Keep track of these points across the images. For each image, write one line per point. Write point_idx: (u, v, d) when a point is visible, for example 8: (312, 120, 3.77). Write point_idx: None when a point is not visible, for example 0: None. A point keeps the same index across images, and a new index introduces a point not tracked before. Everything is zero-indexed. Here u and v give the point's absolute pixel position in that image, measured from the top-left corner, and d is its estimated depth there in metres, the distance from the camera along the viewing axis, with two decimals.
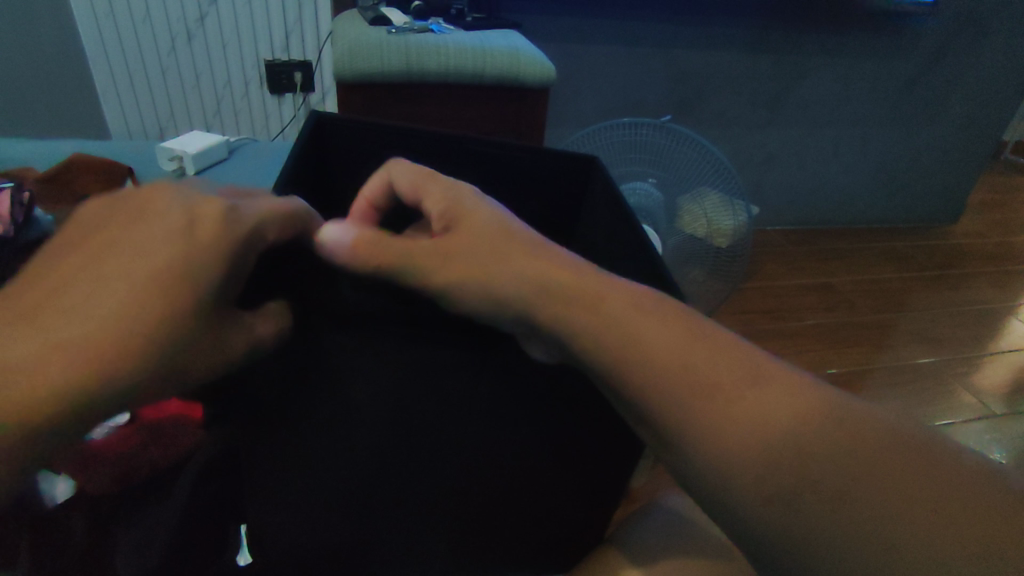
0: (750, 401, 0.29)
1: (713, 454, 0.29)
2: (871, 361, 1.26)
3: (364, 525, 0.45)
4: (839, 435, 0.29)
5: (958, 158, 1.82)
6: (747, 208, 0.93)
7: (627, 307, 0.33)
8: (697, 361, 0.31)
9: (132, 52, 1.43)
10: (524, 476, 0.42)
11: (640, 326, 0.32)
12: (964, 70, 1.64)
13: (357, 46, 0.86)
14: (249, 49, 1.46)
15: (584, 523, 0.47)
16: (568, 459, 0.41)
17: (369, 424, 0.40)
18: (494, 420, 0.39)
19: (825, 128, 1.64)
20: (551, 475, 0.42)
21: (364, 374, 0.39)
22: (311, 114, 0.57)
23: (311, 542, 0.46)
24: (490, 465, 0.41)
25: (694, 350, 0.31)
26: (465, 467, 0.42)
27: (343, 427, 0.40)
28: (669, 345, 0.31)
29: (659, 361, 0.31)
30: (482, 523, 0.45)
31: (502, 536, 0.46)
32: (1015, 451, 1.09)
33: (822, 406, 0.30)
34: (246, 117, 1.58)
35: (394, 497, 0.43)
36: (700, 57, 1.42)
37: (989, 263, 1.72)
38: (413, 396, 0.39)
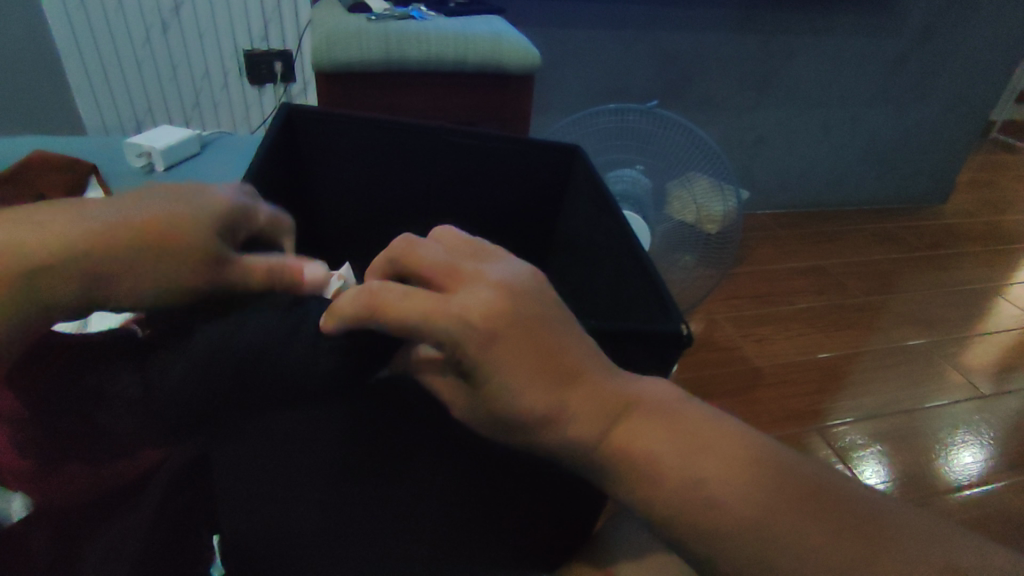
0: (760, 498, 0.31)
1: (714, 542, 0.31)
2: (862, 344, 1.26)
3: (339, 532, 0.45)
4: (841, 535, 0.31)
5: (948, 137, 1.81)
6: (736, 193, 0.91)
7: (647, 402, 0.32)
8: (711, 457, 0.32)
9: (105, 43, 1.39)
10: (501, 483, 0.41)
11: (668, 427, 0.32)
12: (954, 46, 1.62)
13: (335, 34, 0.84)
14: (227, 38, 1.42)
15: (567, 529, 0.46)
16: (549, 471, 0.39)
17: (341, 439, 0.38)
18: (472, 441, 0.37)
19: (814, 110, 1.63)
20: (529, 482, 0.40)
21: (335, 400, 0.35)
22: (282, 106, 0.55)
23: (283, 548, 0.46)
24: (465, 475, 0.40)
25: (709, 446, 0.32)
26: (443, 484, 0.41)
27: (313, 442, 0.38)
28: (688, 446, 0.32)
29: (676, 455, 0.32)
30: (460, 532, 0.45)
31: (481, 545, 0.46)
32: (1005, 431, 1.09)
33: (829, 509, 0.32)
34: (226, 108, 1.54)
35: (368, 504, 0.43)
36: (687, 39, 1.40)
37: (980, 243, 1.73)
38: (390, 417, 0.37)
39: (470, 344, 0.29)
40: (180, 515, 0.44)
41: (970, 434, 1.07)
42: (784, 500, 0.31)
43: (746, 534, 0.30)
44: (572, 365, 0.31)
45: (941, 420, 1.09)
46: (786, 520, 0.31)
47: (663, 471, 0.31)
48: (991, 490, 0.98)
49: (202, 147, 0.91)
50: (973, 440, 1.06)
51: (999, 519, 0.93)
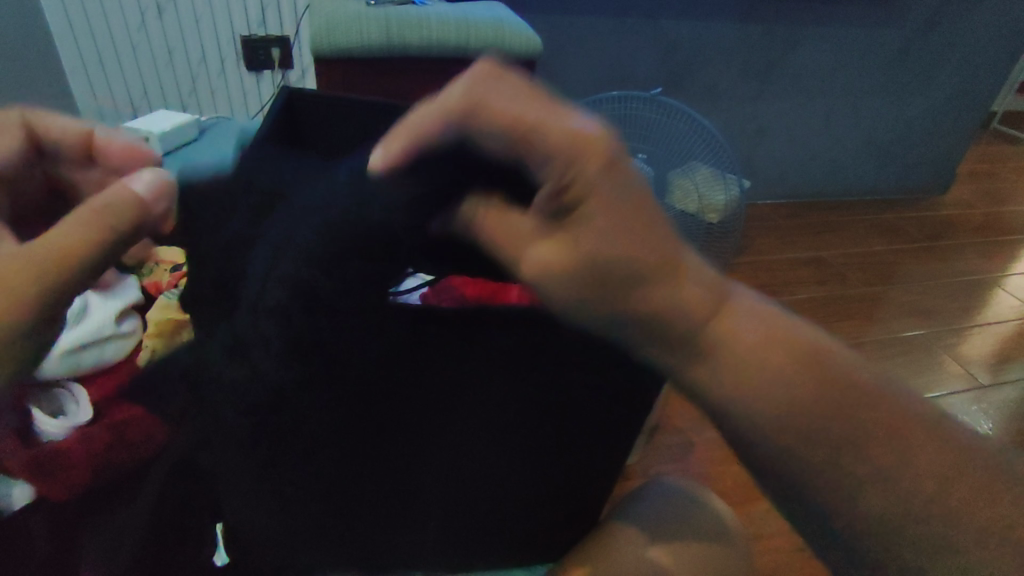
0: (873, 444, 0.27)
1: (799, 473, 0.28)
2: (862, 334, 1.26)
3: (352, 516, 0.46)
4: (970, 510, 0.27)
5: (951, 127, 1.80)
6: (739, 182, 0.93)
7: (747, 309, 0.28)
8: (817, 389, 0.27)
9: (100, 28, 1.37)
10: (504, 435, 0.44)
11: (774, 343, 0.28)
12: (959, 36, 1.61)
13: (334, 18, 0.83)
14: (223, 23, 1.39)
15: (571, 480, 0.49)
16: (550, 411, 0.43)
17: (346, 413, 0.40)
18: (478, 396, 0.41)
19: (817, 99, 1.61)
20: (533, 432, 0.44)
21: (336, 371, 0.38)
22: (282, 90, 0.54)
23: (293, 545, 0.45)
24: (470, 435, 0.44)
25: (814, 378, 0.27)
26: (451, 446, 0.44)
27: (318, 423, 0.40)
28: (793, 371, 0.27)
29: (777, 379, 0.27)
30: (470, 495, 0.47)
31: (492, 506, 0.49)
32: (1004, 422, 1.10)
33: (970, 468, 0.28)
34: (223, 95, 1.52)
35: (381, 481, 0.44)
36: (690, 27, 1.38)
37: (980, 234, 1.72)
38: (399, 381, 0.40)
39: (547, 202, 0.26)
40: (180, 502, 0.46)
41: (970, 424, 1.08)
42: (886, 438, 0.27)
43: (844, 481, 0.27)
44: (653, 241, 0.27)
45: None
46: (908, 476, 0.27)
47: (763, 389, 0.27)
48: None
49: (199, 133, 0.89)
50: None
51: None
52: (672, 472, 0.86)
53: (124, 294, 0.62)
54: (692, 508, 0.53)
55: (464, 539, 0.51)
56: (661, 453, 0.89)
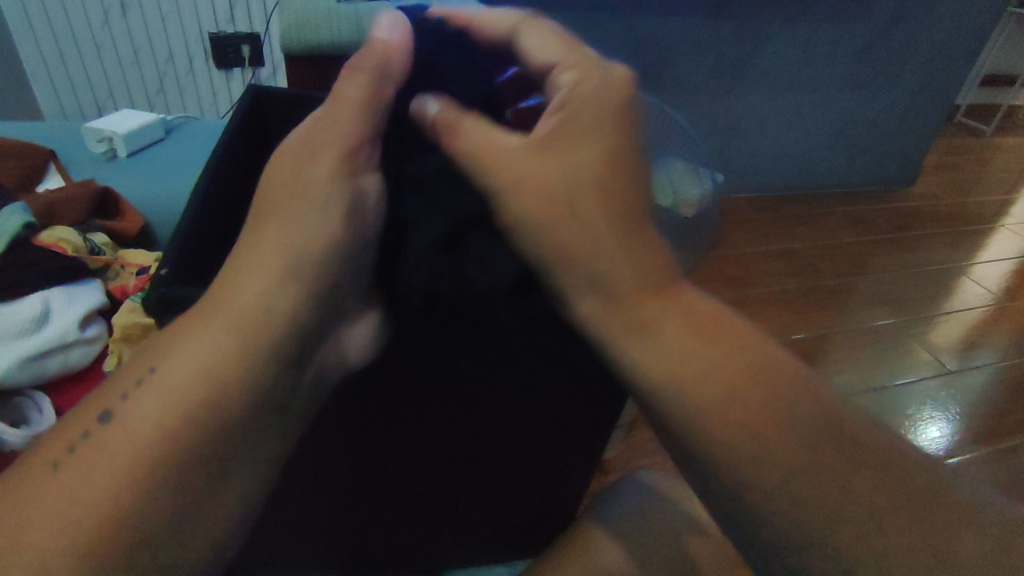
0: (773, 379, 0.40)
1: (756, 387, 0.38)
2: (834, 325, 1.29)
3: (394, 478, 0.53)
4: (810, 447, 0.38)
5: (918, 121, 1.85)
6: (711, 176, 0.93)
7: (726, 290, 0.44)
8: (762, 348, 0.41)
9: (61, 26, 1.33)
10: (529, 400, 0.51)
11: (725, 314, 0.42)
12: (922, 32, 1.66)
13: (303, 16, 0.81)
14: (189, 20, 1.36)
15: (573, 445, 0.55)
16: (567, 374, 0.49)
17: (406, 379, 0.47)
18: (512, 364, 0.48)
19: (788, 94, 1.65)
20: (550, 396, 0.51)
21: (409, 339, 0.45)
22: (248, 86, 0.54)
23: (341, 505, 0.53)
24: (501, 399, 0.50)
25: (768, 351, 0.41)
26: (489, 409, 0.51)
27: (385, 386, 0.46)
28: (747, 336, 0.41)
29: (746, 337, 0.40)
30: (490, 462, 0.54)
31: (507, 472, 0.56)
32: (969, 406, 1.14)
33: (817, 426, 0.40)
34: (192, 94, 1.48)
35: (422, 447, 0.52)
36: (661, 23, 1.39)
37: (945, 224, 1.78)
38: (444, 349, 0.46)
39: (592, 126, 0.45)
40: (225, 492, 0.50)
41: (937, 410, 1.11)
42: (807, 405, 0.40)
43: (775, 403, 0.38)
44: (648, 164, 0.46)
45: (910, 397, 1.13)
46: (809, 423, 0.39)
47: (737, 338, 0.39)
48: (959, 462, 1.02)
49: (164, 133, 0.87)
50: (939, 416, 1.10)
51: None
52: (652, 465, 0.87)
53: (87, 297, 0.60)
54: (670, 500, 0.57)
55: (480, 511, 0.58)
56: (641, 447, 0.90)
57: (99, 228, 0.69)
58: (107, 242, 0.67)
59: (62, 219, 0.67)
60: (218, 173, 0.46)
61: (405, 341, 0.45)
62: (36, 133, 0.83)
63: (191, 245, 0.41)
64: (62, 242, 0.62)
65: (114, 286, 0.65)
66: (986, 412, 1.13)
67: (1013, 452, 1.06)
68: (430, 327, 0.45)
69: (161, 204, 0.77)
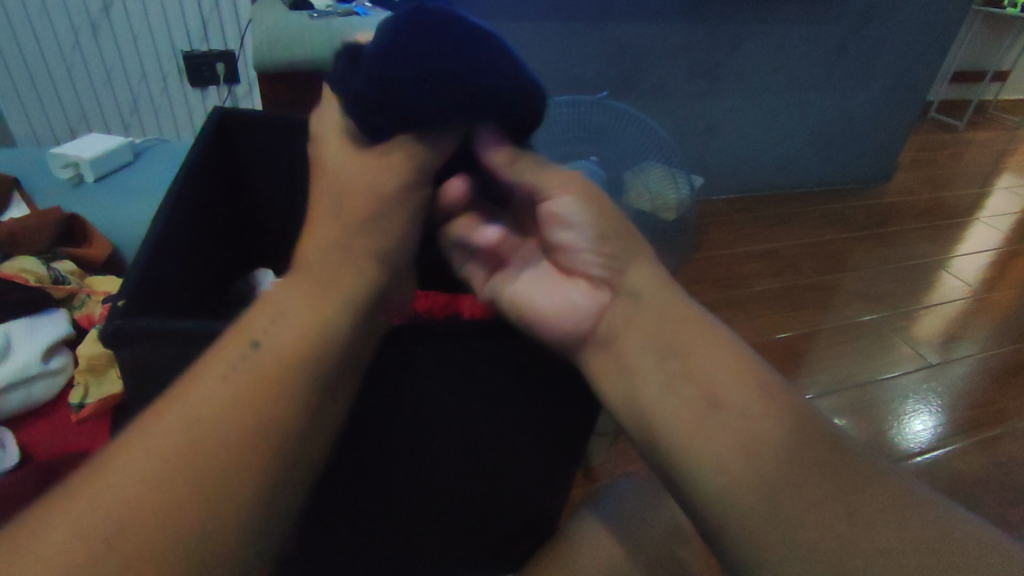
0: (771, 428, 0.38)
1: (706, 451, 0.38)
2: (816, 322, 1.31)
3: (369, 513, 0.48)
4: (829, 494, 0.35)
5: (892, 117, 1.88)
6: (688, 180, 0.94)
7: (725, 346, 0.42)
8: (758, 400, 0.39)
9: (29, 49, 1.31)
10: (520, 430, 0.46)
11: (715, 363, 0.41)
12: (892, 30, 1.69)
13: (274, 34, 0.81)
14: (162, 39, 1.35)
15: (565, 466, 0.52)
16: (560, 400, 0.45)
17: (386, 415, 0.42)
18: (500, 396, 0.43)
19: (764, 95, 1.67)
20: (543, 422, 0.46)
21: (386, 377, 0.40)
22: (214, 108, 0.56)
23: (313, 542, 0.48)
24: (488, 432, 0.45)
25: (764, 397, 0.39)
26: (476, 441, 0.46)
27: (360, 422, 0.42)
28: (735, 384, 0.40)
29: (723, 390, 0.40)
30: (476, 493, 0.50)
31: (495, 500, 0.51)
32: (952, 396, 1.16)
33: (870, 481, 0.36)
34: (166, 113, 1.47)
35: (400, 482, 0.47)
36: (636, 29, 1.41)
37: (922, 219, 1.81)
38: (427, 383, 0.41)
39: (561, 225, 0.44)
40: None
41: (920, 402, 1.13)
42: (821, 456, 0.37)
43: (760, 465, 0.37)
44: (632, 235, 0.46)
45: (894, 391, 1.15)
46: (810, 477, 0.36)
47: (703, 389, 0.40)
48: (943, 454, 1.03)
49: (134, 155, 0.86)
50: (923, 409, 1.11)
51: (948, 483, 0.98)
52: (641, 471, 0.87)
53: (50, 327, 0.59)
54: (653, 509, 0.58)
55: (467, 535, 0.54)
56: (629, 452, 0.90)
57: (65, 255, 0.68)
58: (71, 270, 0.66)
59: (27, 248, 0.66)
60: (182, 195, 0.46)
61: (383, 378, 0.40)
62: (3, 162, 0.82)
63: (152, 272, 0.40)
64: (23, 272, 0.61)
65: (79, 314, 0.63)
66: (968, 402, 1.15)
67: (996, 441, 1.07)
68: (411, 365, 0.39)
69: (131, 229, 0.76)
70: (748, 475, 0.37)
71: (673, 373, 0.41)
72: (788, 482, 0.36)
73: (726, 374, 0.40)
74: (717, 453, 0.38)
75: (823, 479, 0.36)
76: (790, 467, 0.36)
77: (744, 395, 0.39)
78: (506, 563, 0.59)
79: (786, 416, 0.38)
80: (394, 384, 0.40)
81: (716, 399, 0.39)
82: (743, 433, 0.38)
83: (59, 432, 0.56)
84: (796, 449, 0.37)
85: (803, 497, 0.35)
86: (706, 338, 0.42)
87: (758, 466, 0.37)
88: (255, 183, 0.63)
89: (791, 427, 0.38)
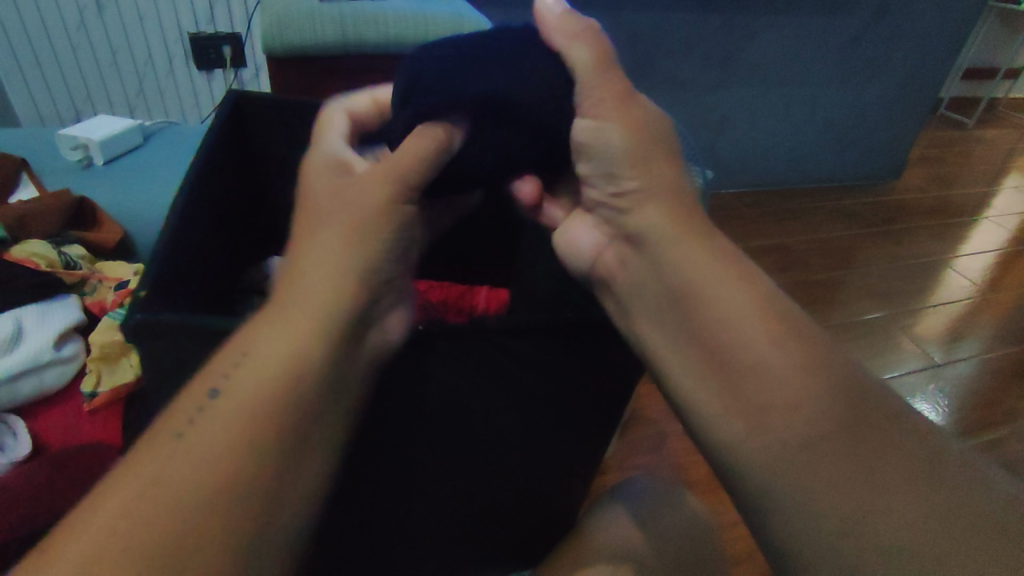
0: (803, 396, 0.36)
1: (749, 441, 0.37)
2: (824, 319, 1.30)
3: (398, 507, 0.48)
4: (882, 469, 0.34)
5: (904, 113, 1.86)
6: (702, 173, 0.93)
7: (757, 302, 0.40)
8: (790, 367, 0.37)
9: (34, 28, 1.29)
10: (551, 421, 0.46)
11: (743, 320, 0.39)
12: (908, 24, 1.66)
13: (285, 14, 0.79)
14: (168, 21, 1.33)
15: (590, 457, 0.52)
16: (593, 392, 0.45)
17: (422, 410, 0.41)
18: (536, 387, 0.42)
19: (775, 88, 1.65)
20: (573, 413, 0.46)
21: (425, 376, 0.39)
22: (229, 92, 0.55)
23: (342, 537, 0.48)
24: (521, 422, 0.45)
25: (795, 361, 0.38)
26: (508, 433, 0.45)
27: (396, 416, 0.41)
28: (765, 344, 0.38)
29: (749, 352, 0.38)
30: (505, 484, 0.50)
31: (523, 490, 0.51)
32: (958, 397, 1.15)
33: (922, 451, 0.34)
34: (173, 96, 1.45)
35: (432, 475, 0.46)
36: (649, 18, 1.38)
37: (930, 217, 1.79)
38: (464, 375, 0.40)
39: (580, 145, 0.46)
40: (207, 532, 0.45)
41: (926, 402, 1.12)
42: (861, 427, 0.35)
43: (800, 442, 0.36)
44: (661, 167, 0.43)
45: (899, 389, 1.14)
46: (858, 455, 0.34)
47: (729, 351, 0.39)
48: None
49: (143, 138, 0.85)
50: (928, 408, 1.11)
51: None
52: (647, 465, 0.86)
53: (63, 314, 0.58)
54: (668, 506, 0.58)
55: (491, 526, 0.54)
56: (636, 446, 0.89)
57: (74, 239, 0.67)
58: (83, 255, 0.66)
59: (36, 231, 0.65)
60: (198, 181, 0.45)
61: (421, 376, 0.39)
62: (11, 143, 0.80)
63: (172, 263, 0.39)
64: (33, 255, 0.61)
65: (90, 301, 0.62)
66: (974, 402, 1.14)
67: (1000, 441, 1.07)
68: (446, 362, 0.39)
69: (141, 215, 0.75)
70: (786, 455, 0.36)
71: (699, 331, 0.40)
72: (828, 460, 0.35)
73: (757, 333, 0.39)
74: (754, 448, 0.37)
75: (837, 434, 0.35)
76: (832, 440, 0.35)
77: (772, 358, 0.38)
78: (529, 552, 0.60)
79: (818, 381, 0.37)
80: (429, 379, 0.39)
81: (746, 373, 0.38)
82: (767, 400, 0.37)
83: (71, 420, 0.56)
84: (827, 417, 0.36)
85: (851, 474, 0.34)
86: (732, 292, 0.40)
87: (795, 444, 0.36)
88: (269, 169, 0.62)
89: (827, 397, 0.36)
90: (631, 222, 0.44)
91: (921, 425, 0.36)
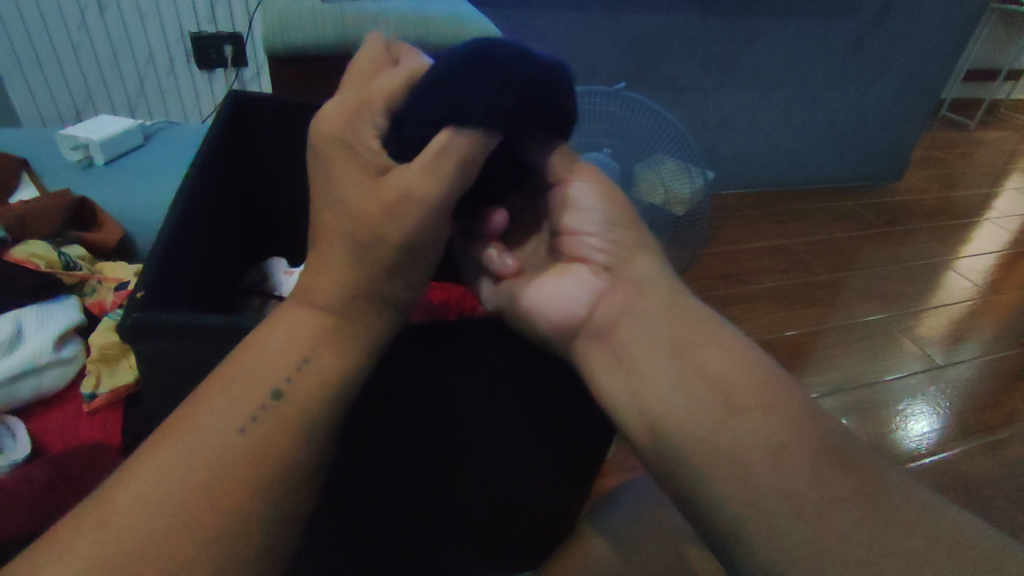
0: (794, 440, 0.36)
1: (748, 476, 0.36)
2: (825, 320, 1.30)
3: (400, 509, 0.48)
4: (859, 506, 0.35)
5: (905, 114, 1.86)
6: (703, 174, 0.93)
7: (742, 357, 0.40)
8: (778, 406, 0.38)
9: (35, 28, 1.29)
10: (554, 425, 0.46)
11: (730, 374, 0.39)
12: (910, 25, 1.66)
13: (286, 13, 0.79)
14: (169, 21, 1.33)
15: (591, 461, 0.52)
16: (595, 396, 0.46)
17: (427, 409, 0.42)
18: (538, 388, 0.43)
19: (776, 89, 1.65)
20: (575, 416, 0.46)
21: (431, 375, 0.40)
22: (228, 92, 0.55)
23: (344, 540, 0.48)
24: (523, 426, 0.45)
25: (783, 405, 0.38)
26: (510, 435, 0.46)
27: (402, 414, 0.41)
28: (752, 397, 0.38)
29: (738, 403, 0.38)
30: (507, 487, 0.50)
31: (525, 493, 0.51)
32: (958, 398, 1.15)
33: (898, 498, 0.35)
34: (174, 96, 1.45)
35: (436, 474, 0.47)
36: (651, 20, 1.38)
37: (931, 218, 1.79)
38: (467, 376, 0.41)
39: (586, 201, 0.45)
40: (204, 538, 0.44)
41: (926, 404, 1.12)
42: (845, 474, 0.36)
43: (795, 482, 0.35)
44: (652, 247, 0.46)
45: (899, 391, 1.14)
46: (842, 494, 0.35)
47: (718, 398, 0.38)
48: (947, 455, 1.03)
49: (143, 137, 0.85)
50: (928, 410, 1.11)
51: (952, 483, 0.98)
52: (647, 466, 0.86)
53: (62, 314, 0.58)
54: (669, 508, 0.58)
55: (493, 529, 0.54)
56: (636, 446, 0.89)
57: (75, 239, 0.67)
58: (82, 255, 0.65)
59: (37, 231, 0.65)
60: (199, 181, 0.45)
61: (426, 375, 0.40)
62: (11, 143, 0.80)
63: (172, 263, 0.39)
64: (32, 256, 0.60)
65: (91, 302, 0.62)
66: (974, 404, 1.14)
67: (1000, 443, 1.06)
68: (452, 364, 0.39)
69: (141, 215, 0.75)
70: (778, 491, 0.35)
71: (686, 378, 0.40)
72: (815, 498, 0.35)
73: (743, 382, 0.39)
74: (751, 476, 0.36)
75: (822, 475, 0.36)
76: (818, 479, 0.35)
77: (760, 412, 0.38)
78: (528, 555, 0.59)
79: (804, 424, 0.37)
80: (434, 380, 0.40)
81: (738, 420, 0.37)
82: (763, 435, 0.37)
83: (70, 421, 0.56)
84: (815, 463, 0.36)
85: (832, 516, 0.34)
86: (714, 342, 0.41)
87: (785, 482, 0.36)
88: (269, 169, 0.62)
89: (814, 445, 0.37)
90: (630, 268, 0.44)
91: (897, 475, 0.37)
